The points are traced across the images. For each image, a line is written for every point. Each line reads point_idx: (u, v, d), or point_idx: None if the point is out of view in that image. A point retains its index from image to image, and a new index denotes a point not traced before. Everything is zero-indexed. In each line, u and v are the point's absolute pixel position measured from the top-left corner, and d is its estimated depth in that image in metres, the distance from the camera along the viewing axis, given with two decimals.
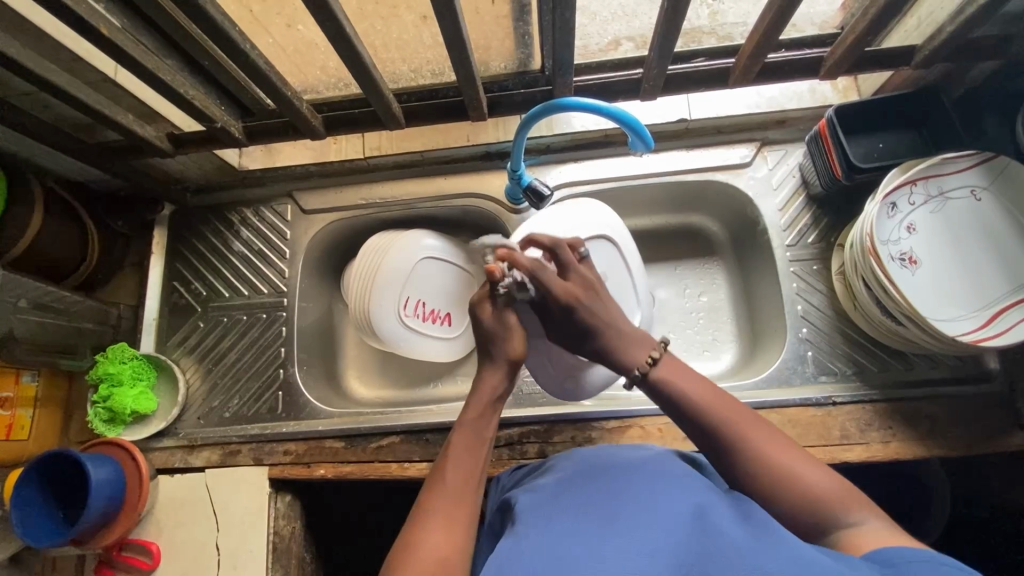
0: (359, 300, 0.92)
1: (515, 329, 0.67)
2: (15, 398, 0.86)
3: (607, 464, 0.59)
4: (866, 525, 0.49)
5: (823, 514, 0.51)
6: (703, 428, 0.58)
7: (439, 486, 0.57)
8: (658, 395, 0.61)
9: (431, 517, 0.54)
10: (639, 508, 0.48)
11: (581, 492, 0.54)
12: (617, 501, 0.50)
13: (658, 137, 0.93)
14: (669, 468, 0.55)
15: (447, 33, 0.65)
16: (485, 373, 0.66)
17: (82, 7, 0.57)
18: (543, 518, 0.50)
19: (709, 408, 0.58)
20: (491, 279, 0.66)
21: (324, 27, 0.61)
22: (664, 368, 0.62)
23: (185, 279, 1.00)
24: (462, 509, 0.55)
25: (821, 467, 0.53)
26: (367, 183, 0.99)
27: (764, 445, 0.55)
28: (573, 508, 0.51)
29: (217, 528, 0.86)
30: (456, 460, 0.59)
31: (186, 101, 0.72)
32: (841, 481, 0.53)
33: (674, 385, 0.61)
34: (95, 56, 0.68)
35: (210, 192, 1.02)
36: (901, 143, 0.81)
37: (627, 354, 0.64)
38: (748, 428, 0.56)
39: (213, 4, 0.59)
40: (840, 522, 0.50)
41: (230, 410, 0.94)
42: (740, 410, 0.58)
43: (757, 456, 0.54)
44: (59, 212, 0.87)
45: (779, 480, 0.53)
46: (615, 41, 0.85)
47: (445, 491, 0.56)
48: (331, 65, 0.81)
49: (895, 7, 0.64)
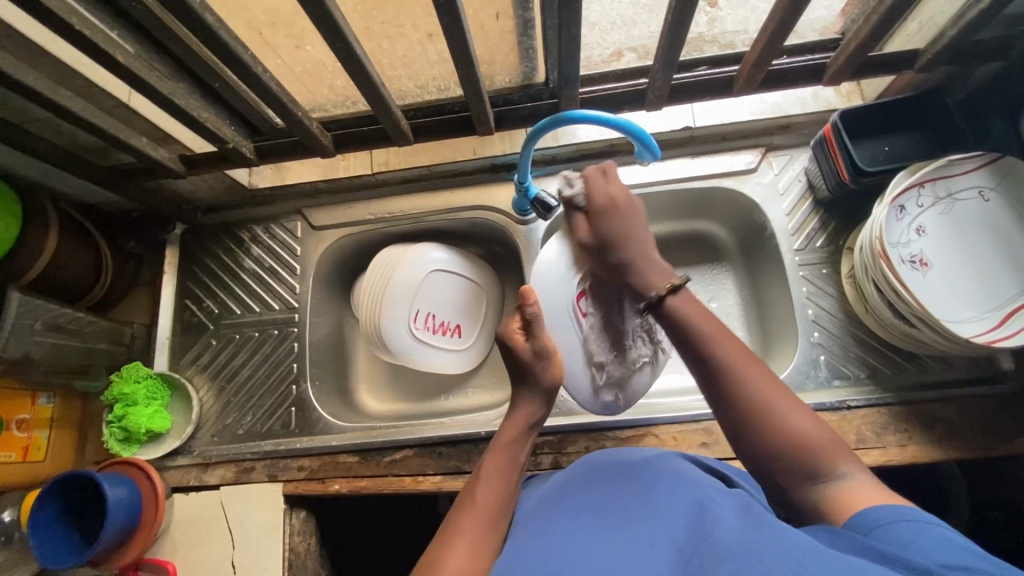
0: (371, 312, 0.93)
1: (551, 354, 0.68)
2: (32, 419, 0.87)
3: (608, 464, 0.58)
4: (851, 480, 0.50)
5: (808, 464, 0.52)
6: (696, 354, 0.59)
7: (473, 508, 0.56)
8: (667, 326, 0.62)
9: (464, 533, 0.53)
10: (639, 506, 0.48)
11: (579, 495, 0.54)
12: (617, 500, 0.50)
13: (664, 146, 0.93)
14: (665, 466, 0.55)
15: (454, 50, 0.66)
16: (522, 400, 0.69)
17: (98, 36, 0.59)
18: (550, 521, 0.51)
19: (712, 341, 0.58)
20: (524, 305, 0.67)
21: (334, 49, 0.63)
22: (681, 299, 0.62)
23: (197, 297, 1.01)
24: (489, 528, 0.55)
25: (811, 417, 0.54)
26: (375, 198, 1.00)
27: (759, 380, 0.56)
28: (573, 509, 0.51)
29: (232, 546, 0.86)
30: (487, 486, 0.59)
31: (199, 124, 0.73)
32: (824, 428, 0.54)
33: (678, 317, 0.61)
34: (109, 82, 0.69)
35: (220, 211, 1.04)
36: (907, 144, 0.82)
37: (645, 281, 0.64)
38: (749, 363, 0.57)
39: (225, 30, 0.60)
40: (829, 476, 0.51)
41: (244, 427, 0.94)
42: (743, 347, 0.58)
43: (756, 391, 0.55)
44: (72, 234, 0.88)
45: (776, 425, 0.54)
46: (618, 52, 0.85)
47: (477, 513, 0.56)
48: (339, 83, 0.82)
49: (896, 12, 0.65)
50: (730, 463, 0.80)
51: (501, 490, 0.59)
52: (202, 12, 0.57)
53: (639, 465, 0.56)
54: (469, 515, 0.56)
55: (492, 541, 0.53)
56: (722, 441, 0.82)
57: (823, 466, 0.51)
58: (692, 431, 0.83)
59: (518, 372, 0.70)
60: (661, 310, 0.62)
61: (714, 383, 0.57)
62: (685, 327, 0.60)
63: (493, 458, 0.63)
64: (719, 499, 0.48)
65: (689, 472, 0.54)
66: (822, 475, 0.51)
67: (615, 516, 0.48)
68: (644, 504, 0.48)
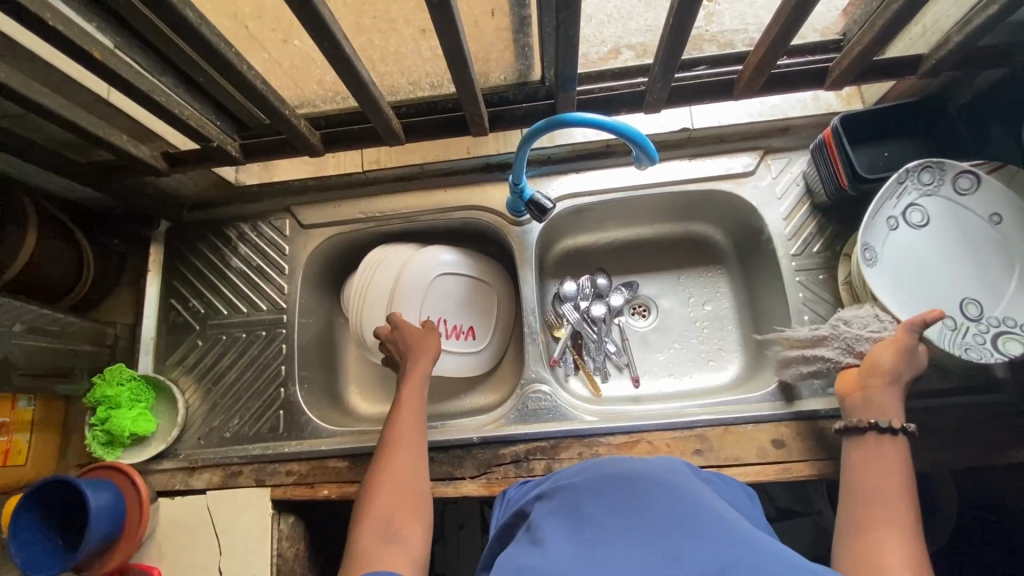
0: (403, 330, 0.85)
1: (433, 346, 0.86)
2: (12, 423, 0.85)
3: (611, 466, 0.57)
4: None
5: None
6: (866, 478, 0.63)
7: (393, 433, 0.76)
8: (860, 452, 0.66)
9: (370, 515, 0.66)
10: (643, 515, 0.47)
11: (586, 500, 0.52)
12: (620, 507, 0.49)
13: (661, 147, 0.92)
14: (670, 473, 0.54)
15: (448, 49, 0.64)
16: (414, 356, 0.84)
17: (72, 31, 0.56)
18: (551, 528, 0.50)
19: (877, 490, 0.61)
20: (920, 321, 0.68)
21: (322, 48, 0.60)
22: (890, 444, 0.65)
23: (182, 296, 0.99)
24: (412, 487, 0.70)
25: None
26: (366, 196, 0.98)
27: (895, 534, 0.56)
28: (580, 520, 0.49)
29: (219, 551, 0.85)
30: (404, 414, 0.78)
31: (182, 122, 0.70)
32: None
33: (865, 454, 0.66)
34: (87, 78, 0.66)
35: (206, 208, 1.01)
36: (904, 149, 0.81)
37: (885, 413, 0.67)
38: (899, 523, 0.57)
39: (207, 26, 0.57)
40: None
41: (231, 429, 0.92)
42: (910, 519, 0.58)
43: (873, 497, 0.61)
44: (52, 233, 0.86)
45: (866, 531, 0.57)
46: (615, 50, 0.83)
47: (400, 435, 0.75)
48: (329, 79, 0.79)
49: (903, 17, 0.63)
50: (724, 470, 0.80)
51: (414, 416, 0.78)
52: (184, 8, 0.55)
53: (644, 467, 0.55)
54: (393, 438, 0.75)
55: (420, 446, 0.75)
56: (715, 448, 0.81)
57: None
58: (686, 438, 0.83)
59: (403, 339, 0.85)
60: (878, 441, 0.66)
61: (851, 516, 0.60)
62: (867, 460, 0.65)
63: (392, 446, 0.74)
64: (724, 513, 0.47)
65: (694, 487, 0.52)
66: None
67: (620, 523, 0.47)
68: (649, 513, 0.47)
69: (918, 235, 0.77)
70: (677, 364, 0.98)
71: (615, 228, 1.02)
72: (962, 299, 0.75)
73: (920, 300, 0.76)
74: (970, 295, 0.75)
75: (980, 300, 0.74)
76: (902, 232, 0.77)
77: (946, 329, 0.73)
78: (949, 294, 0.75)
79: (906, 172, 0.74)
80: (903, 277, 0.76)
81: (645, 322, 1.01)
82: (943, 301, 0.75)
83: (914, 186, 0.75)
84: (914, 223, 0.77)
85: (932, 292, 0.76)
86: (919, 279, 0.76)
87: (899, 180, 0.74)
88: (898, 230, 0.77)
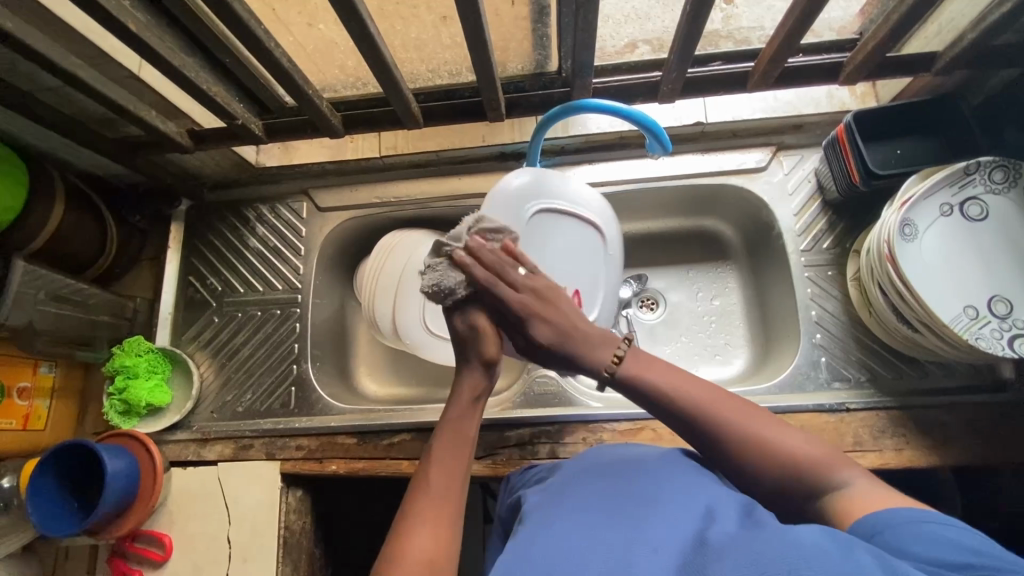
0: (483, 301, 0.62)
1: (489, 329, 0.61)
2: (33, 388, 0.87)
3: (608, 460, 0.58)
4: (850, 485, 0.50)
5: (820, 479, 0.51)
6: (667, 404, 0.57)
7: (425, 489, 0.55)
8: (631, 393, 0.59)
9: None
10: (642, 503, 0.48)
11: (585, 486, 0.53)
12: (617, 497, 0.50)
13: (674, 141, 0.93)
14: (668, 462, 0.55)
15: (469, 33, 0.65)
16: (464, 376, 0.62)
17: (111, 4, 0.58)
18: (550, 511, 0.50)
19: (698, 405, 0.56)
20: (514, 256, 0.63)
21: (348, 28, 0.62)
22: (631, 364, 0.59)
23: (200, 274, 1.01)
24: None
25: (798, 431, 0.54)
26: (383, 181, 1.00)
27: (754, 424, 0.54)
28: (579, 501, 0.51)
29: (229, 521, 0.87)
30: (437, 466, 0.56)
31: (209, 98, 0.73)
32: (822, 442, 0.54)
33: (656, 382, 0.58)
34: (120, 52, 0.69)
35: (226, 188, 1.03)
36: (919, 148, 0.81)
37: (591, 356, 0.60)
38: (738, 408, 0.56)
39: (238, 2, 0.60)
40: (831, 484, 0.51)
41: (243, 404, 0.95)
42: (734, 396, 0.57)
43: (710, 417, 0.55)
44: (78, 205, 0.88)
45: (745, 445, 0.54)
46: (631, 44, 0.84)
47: (432, 503, 0.54)
48: (350, 64, 0.81)
49: (917, 12, 0.64)
50: None
51: (446, 474, 0.56)
52: None
53: (642, 465, 0.56)
54: (415, 506, 0.53)
55: (455, 528, 0.52)
56: None
57: (826, 479, 0.51)
58: None
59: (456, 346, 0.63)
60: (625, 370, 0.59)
61: (712, 444, 0.55)
62: (664, 390, 0.57)
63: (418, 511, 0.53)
64: (720, 498, 0.48)
65: (691, 471, 0.53)
66: (829, 485, 0.51)
67: (618, 510, 0.47)
68: (647, 501, 0.48)
69: (964, 226, 0.74)
70: (683, 357, 0.98)
71: (626, 221, 1.03)
72: (991, 295, 0.71)
73: (946, 288, 0.72)
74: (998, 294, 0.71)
75: (1012, 301, 0.71)
76: (955, 221, 0.74)
77: (966, 317, 0.70)
78: (979, 288, 0.72)
79: (977, 163, 0.72)
80: (942, 263, 0.73)
81: (653, 315, 1.02)
82: (974, 292, 0.72)
83: (981, 180, 0.73)
84: (968, 215, 0.74)
85: (962, 282, 0.72)
86: (953, 268, 0.73)
87: (965, 170, 0.73)
88: (951, 217, 0.74)
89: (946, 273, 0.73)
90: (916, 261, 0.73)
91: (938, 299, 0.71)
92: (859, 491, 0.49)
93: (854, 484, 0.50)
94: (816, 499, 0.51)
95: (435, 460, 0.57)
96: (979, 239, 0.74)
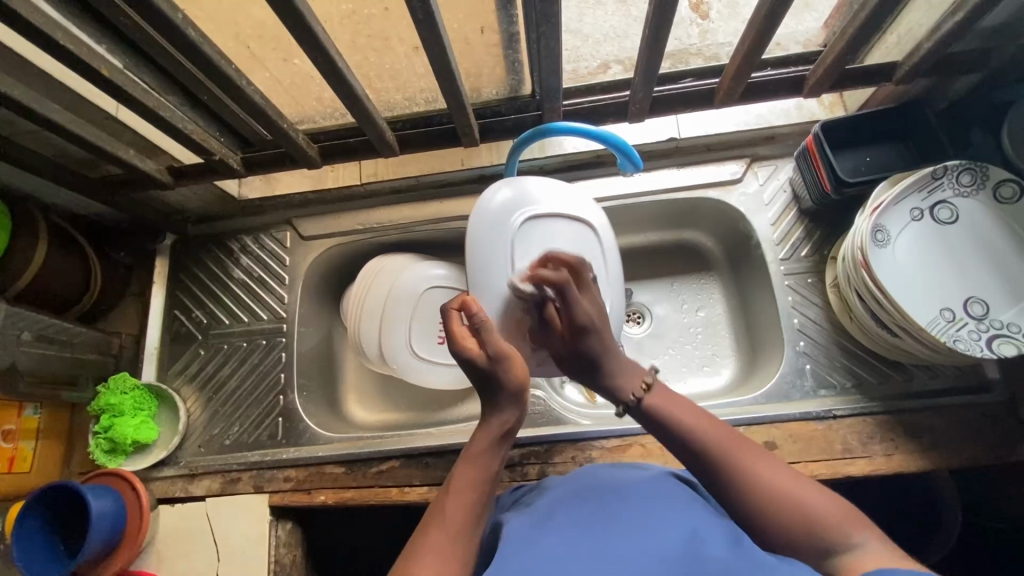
0: (484, 337, 0.60)
1: (507, 354, 0.60)
2: (18, 430, 0.87)
3: (590, 483, 0.58)
4: (866, 549, 0.46)
5: (831, 540, 0.47)
6: (680, 436, 0.56)
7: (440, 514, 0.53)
8: (651, 425, 0.59)
9: None
10: (629, 528, 0.47)
11: (566, 512, 0.53)
12: (602, 518, 0.50)
13: (650, 157, 0.94)
14: (647, 483, 0.55)
15: (438, 64, 0.67)
16: (496, 412, 0.60)
17: (84, 51, 0.59)
18: (528, 536, 0.50)
19: (713, 446, 0.53)
20: (469, 312, 0.61)
21: (318, 63, 0.64)
22: (657, 397, 0.60)
23: (186, 307, 1.01)
24: None
25: (819, 488, 0.50)
26: (365, 208, 1.01)
27: (757, 465, 0.52)
28: (559, 526, 0.50)
29: (218, 558, 0.86)
30: (460, 487, 0.55)
31: (185, 136, 0.74)
32: (846, 506, 0.49)
33: (661, 414, 0.58)
34: (96, 95, 0.70)
35: (209, 221, 1.04)
36: (888, 155, 0.82)
37: (617, 384, 0.62)
38: (743, 449, 0.53)
39: (209, 44, 0.61)
40: (845, 549, 0.46)
41: (231, 437, 0.94)
42: (742, 439, 0.54)
43: (708, 449, 0.54)
44: (61, 245, 0.89)
45: (747, 481, 0.51)
46: (604, 65, 0.87)
47: (447, 530, 0.52)
48: (326, 96, 0.83)
49: (871, 26, 0.65)
50: None
51: (469, 502, 0.54)
52: (187, 27, 0.58)
53: (633, 486, 0.55)
54: (433, 530, 0.52)
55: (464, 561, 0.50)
56: None
57: (836, 539, 0.47)
58: None
59: (480, 379, 0.61)
60: (643, 412, 0.60)
61: (711, 468, 0.53)
62: (675, 425, 0.57)
63: (426, 534, 0.51)
64: (704, 521, 0.48)
65: (671, 494, 0.53)
66: (844, 549, 0.46)
67: (607, 535, 0.47)
68: (633, 527, 0.47)
69: (936, 231, 0.75)
70: (671, 370, 0.98)
71: None
72: (967, 297, 0.72)
73: (926, 294, 0.73)
74: (975, 296, 0.72)
75: (989, 302, 0.71)
76: (927, 226, 0.75)
77: (942, 320, 0.71)
78: (956, 291, 0.72)
79: (943, 168, 0.73)
80: (917, 270, 0.74)
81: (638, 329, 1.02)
82: (951, 294, 0.72)
83: (950, 184, 0.74)
84: (940, 220, 0.75)
85: (939, 287, 0.73)
86: (930, 273, 0.73)
87: (933, 175, 0.74)
88: (922, 222, 0.75)
89: (919, 278, 0.73)
90: (885, 266, 0.73)
91: (914, 304, 0.72)
92: (871, 556, 0.45)
93: (867, 551, 0.45)
94: (825, 560, 0.47)
95: (456, 485, 0.56)
96: (952, 243, 0.74)
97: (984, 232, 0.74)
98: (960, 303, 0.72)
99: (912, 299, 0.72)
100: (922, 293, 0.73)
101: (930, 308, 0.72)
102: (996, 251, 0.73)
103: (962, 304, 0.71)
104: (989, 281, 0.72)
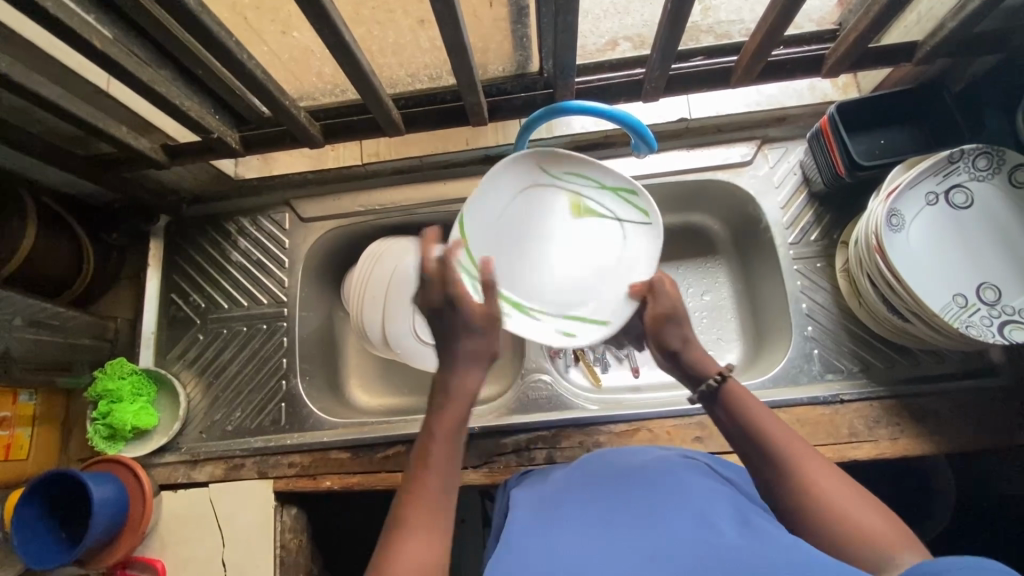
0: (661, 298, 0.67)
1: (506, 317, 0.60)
2: (14, 417, 0.85)
3: (604, 467, 0.57)
4: None
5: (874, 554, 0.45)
6: (746, 436, 0.56)
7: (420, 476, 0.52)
8: (721, 412, 0.59)
9: None
10: (644, 512, 0.47)
11: (584, 494, 0.52)
12: (622, 504, 0.49)
13: (660, 137, 0.92)
14: (663, 467, 0.54)
15: (447, 38, 0.64)
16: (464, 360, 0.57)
17: (74, 20, 0.56)
18: (546, 521, 0.49)
19: (767, 428, 0.55)
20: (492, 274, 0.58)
21: (322, 37, 0.61)
22: (730, 385, 0.60)
23: (183, 291, 0.99)
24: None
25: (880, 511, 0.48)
26: (366, 189, 0.98)
27: (810, 462, 0.52)
28: (577, 512, 0.50)
29: (223, 543, 0.85)
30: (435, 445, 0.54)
31: (182, 113, 0.71)
32: (903, 535, 0.46)
33: (732, 410, 0.58)
34: (87, 69, 0.67)
35: (205, 202, 1.01)
36: (901, 139, 0.81)
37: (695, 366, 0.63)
38: (800, 446, 0.53)
39: (208, 15, 0.58)
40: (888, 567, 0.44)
41: (233, 423, 0.93)
42: (798, 437, 0.54)
43: (769, 445, 0.54)
44: (52, 225, 0.86)
45: (798, 478, 0.51)
46: (613, 41, 0.84)
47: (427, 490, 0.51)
48: (327, 71, 0.80)
49: (896, 5, 0.64)
50: (726, 456, 0.80)
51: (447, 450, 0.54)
52: None
53: (645, 468, 0.54)
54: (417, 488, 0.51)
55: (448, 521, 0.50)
56: (715, 435, 0.82)
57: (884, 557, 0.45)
58: (686, 425, 0.83)
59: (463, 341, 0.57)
60: (718, 396, 0.60)
61: (769, 464, 0.53)
62: (738, 412, 0.57)
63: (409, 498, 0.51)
64: (728, 506, 0.47)
65: (691, 478, 0.52)
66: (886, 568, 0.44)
67: (624, 518, 0.47)
68: (654, 509, 0.47)
69: (952, 217, 0.74)
70: None
71: None
72: (979, 283, 0.72)
73: (941, 278, 0.72)
74: (988, 281, 0.72)
75: (1001, 287, 0.71)
76: (942, 211, 0.74)
77: (955, 306, 0.71)
78: (968, 276, 0.72)
79: (960, 152, 0.72)
80: (930, 257, 0.73)
81: None
82: (963, 279, 0.72)
83: (966, 168, 0.73)
84: (956, 205, 0.74)
85: (953, 273, 0.72)
86: (945, 261, 0.73)
87: (949, 158, 0.73)
88: (936, 207, 0.74)
89: (932, 265, 0.73)
90: (898, 250, 0.73)
91: (926, 289, 0.72)
92: None
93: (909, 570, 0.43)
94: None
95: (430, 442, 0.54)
96: (968, 229, 0.74)
97: (998, 216, 0.73)
98: (972, 290, 0.71)
99: (924, 284, 0.72)
100: (936, 279, 0.72)
101: (942, 295, 0.72)
102: (1010, 236, 0.73)
103: (975, 291, 0.71)
104: (1005, 265, 0.72)
